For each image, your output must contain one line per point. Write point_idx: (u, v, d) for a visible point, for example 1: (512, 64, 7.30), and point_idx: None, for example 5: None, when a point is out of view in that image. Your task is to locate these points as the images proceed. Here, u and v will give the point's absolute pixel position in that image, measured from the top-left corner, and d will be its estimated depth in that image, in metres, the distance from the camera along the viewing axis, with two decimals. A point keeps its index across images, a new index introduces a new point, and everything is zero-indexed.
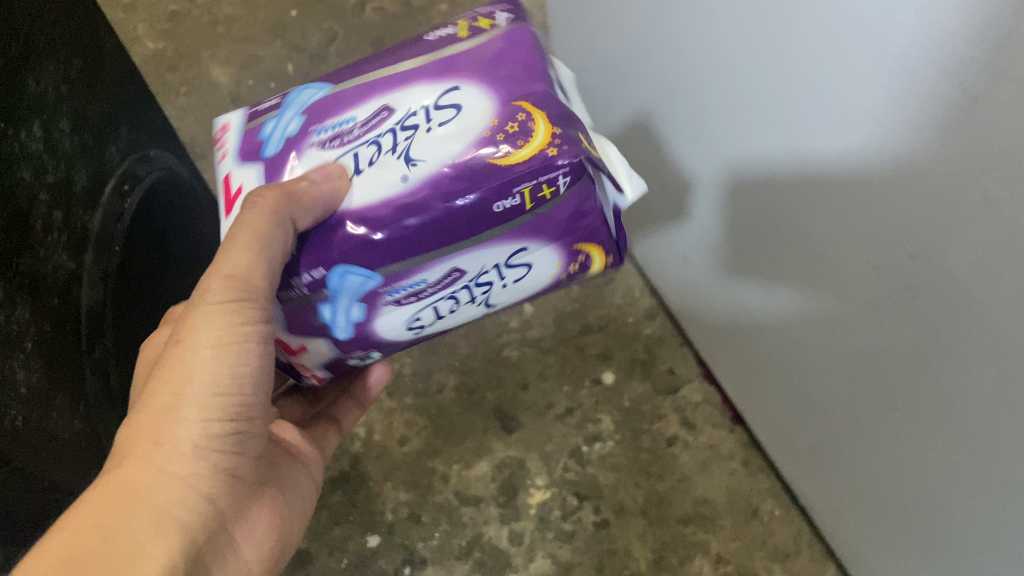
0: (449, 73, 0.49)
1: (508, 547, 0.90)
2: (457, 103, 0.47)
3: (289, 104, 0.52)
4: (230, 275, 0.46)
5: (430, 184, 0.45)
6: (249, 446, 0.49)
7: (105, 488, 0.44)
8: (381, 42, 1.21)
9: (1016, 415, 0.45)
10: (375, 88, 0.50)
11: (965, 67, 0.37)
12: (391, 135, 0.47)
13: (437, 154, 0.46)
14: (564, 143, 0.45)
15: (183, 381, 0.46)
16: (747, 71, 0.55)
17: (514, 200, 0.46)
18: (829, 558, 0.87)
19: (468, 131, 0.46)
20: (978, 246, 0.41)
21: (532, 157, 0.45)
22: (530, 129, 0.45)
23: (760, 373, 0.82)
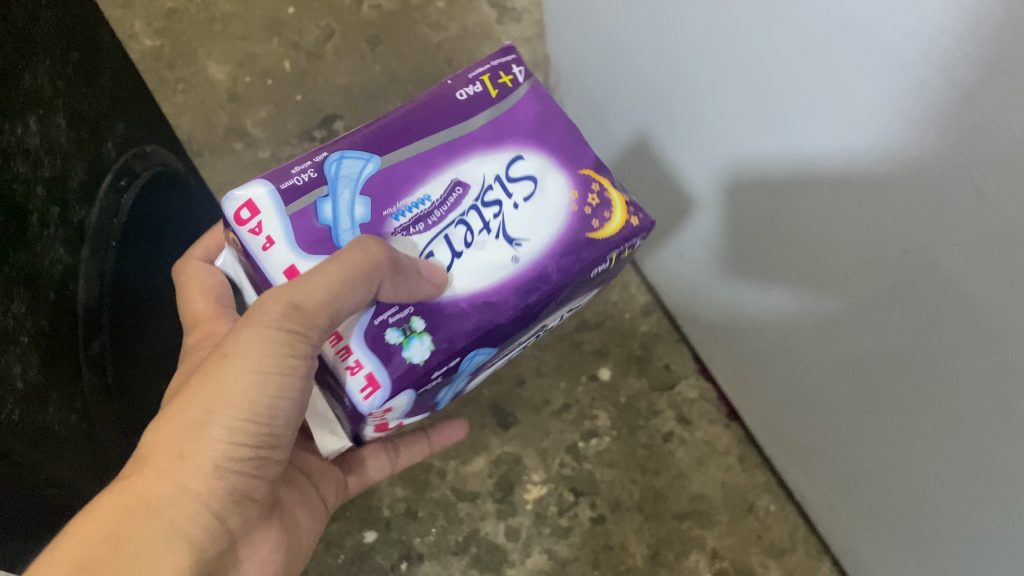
0: (504, 139, 0.51)
1: (505, 542, 0.90)
2: (534, 176, 0.51)
3: (334, 177, 0.48)
4: (296, 302, 0.43)
5: (541, 267, 0.48)
6: (268, 470, 0.48)
7: (119, 494, 0.44)
8: (378, 41, 1.21)
9: (1006, 408, 0.45)
10: (433, 160, 0.50)
11: (957, 62, 0.37)
12: (476, 213, 0.50)
13: (537, 233, 0.49)
14: (638, 213, 0.52)
15: (218, 401, 0.44)
16: (742, 68, 0.55)
17: (604, 264, 0.50)
18: (823, 554, 0.88)
19: (555, 208, 0.50)
20: (969, 241, 0.41)
21: (621, 227, 0.50)
22: (607, 198, 0.51)
23: (755, 369, 0.82)
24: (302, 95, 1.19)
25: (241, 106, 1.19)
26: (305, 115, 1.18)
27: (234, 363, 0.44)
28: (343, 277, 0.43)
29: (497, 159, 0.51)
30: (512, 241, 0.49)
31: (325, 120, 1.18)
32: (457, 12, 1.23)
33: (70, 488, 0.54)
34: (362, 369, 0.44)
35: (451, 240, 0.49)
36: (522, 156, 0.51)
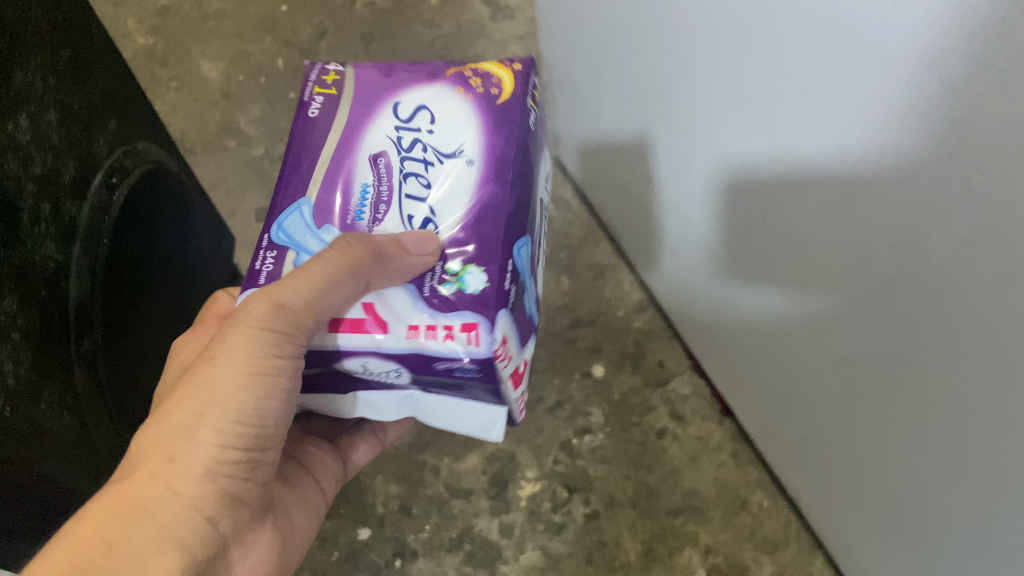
0: (383, 99, 0.52)
1: (499, 539, 0.90)
2: (423, 104, 0.52)
3: (298, 245, 0.49)
4: (279, 301, 0.44)
5: (492, 151, 0.50)
6: (259, 474, 0.48)
7: (112, 498, 0.44)
8: (371, 38, 1.21)
9: (995, 400, 0.45)
10: (339, 155, 0.51)
11: (942, 57, 0.37)
12: (419, 146, 0.51)
13: (461, 137, 0.51)
14: (514, 61, 0.53)
15: (206, 404, 0.45)
16: (732, 65, 0.55)
17: (529, 110, 0.53)
18: (817, 549, 0.88)
19: (458, 109, 0.51)
20: (957, 234, 0.42)
21: (512, 76, 0.52)
22: (485, 70, 0.53)
23: (747, 366, 0.82)
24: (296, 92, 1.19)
25: (234, 103, 1.18)
26: None
27: (221, 364, 0.45)
28: (325, 272, 0.44)
29: (390, 111, 0.52)
30: (455, 152, 0.50)
31: None
32: (450, 11, 1.23)
33: (61, 484, 0.55)
34: (454, 329, 0.45)
35: (413, 194, 0.50)
36: (400, 102, 0.52)
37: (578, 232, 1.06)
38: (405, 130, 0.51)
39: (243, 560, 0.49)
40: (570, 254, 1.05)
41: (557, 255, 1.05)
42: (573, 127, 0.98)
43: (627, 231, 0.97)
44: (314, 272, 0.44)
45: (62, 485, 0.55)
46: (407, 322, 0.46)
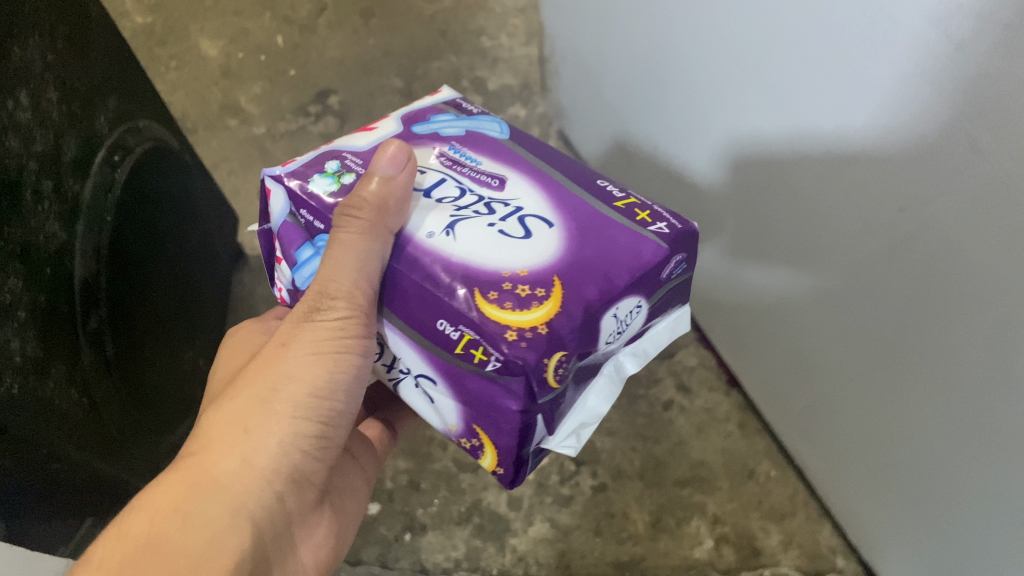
0: (565, 211, 0.46)
1: (508, 511, 0.90)
2: (529, 228, 0.44)
3: (476, 118, 0.53)
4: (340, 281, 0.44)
5: (421, 253, 0.43)
6: (329, 454, 0.49)
7: (185, 468, 0.44)
8: (371, 15, 1.21)
9: (1002, 365, 0.46)
10: (516, 164, 0.49)
11: (951, 13, 0.37)
12: (475, 198, 0.46)
13: (489, 241, 0.43)
14: (529, 337, 0.40)
15: (283, 378, 0.45)
16: (735, 29, 0.55)
17: (455, 333, 0.41)
18: (825, 517, 0.88)
19: (516, 253, 0.43)
20: (966, 196, 0.41)
21: (521, 325, 0.40)
22: (531, 304, 0.41)
23: (751, 337, 0.83)
24: (296, 70, 1.18)
25: (234, 82, 1.18)
26: (299, 90, 1.17)
27: (294, 344, 0.46)
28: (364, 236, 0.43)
29: (533, 198, 0.47)
30: (456, 219, 0.44)
31: (319, 93, 1.16)
32: None
33: (68, 460, 0.55)
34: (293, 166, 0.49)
35: (441, 184, 0.47)
36: (552, 225, 0.45)
37: None
38: (498, 197, 0.46)
39: (304, 541, 0.50)
40: None
41: None
42: (577, 100, 0.98)
43: None
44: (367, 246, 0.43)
45: (70, 463, 0.55)
46: (355, 136, 0.51)
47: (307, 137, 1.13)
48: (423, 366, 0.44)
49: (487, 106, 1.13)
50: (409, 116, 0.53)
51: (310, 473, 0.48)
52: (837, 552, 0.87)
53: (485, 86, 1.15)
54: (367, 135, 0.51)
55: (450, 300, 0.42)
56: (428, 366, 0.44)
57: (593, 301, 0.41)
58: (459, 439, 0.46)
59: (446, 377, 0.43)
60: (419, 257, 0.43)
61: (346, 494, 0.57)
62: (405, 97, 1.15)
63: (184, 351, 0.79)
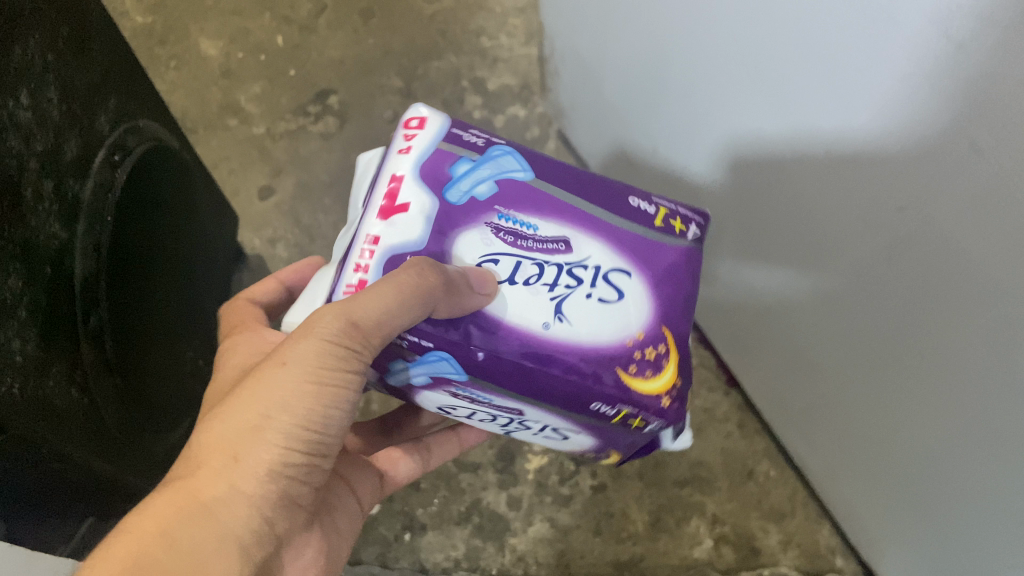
0: (628, 251, 0.50)
1: (507, 511, 0.90)
2: (620, 288, 0.48)
3: (491, 157, 0.50)
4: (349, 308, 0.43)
5: (551, 349, 0.46)
6: (316, 480, 0.47)
7: (174, 491, 0.42)
8: (371, 14, 1.21)
9: (1002, 365, 0.46)
10: (566, 214, 0.50)
11: (951, 15, 0.37)
12: (556, 270, 0.48)
13: (588, 320, 0.47)
14: (674, 399, 0.47)
15: (273, 405, 0.44)
16: (736, 33, 0.55)
17: (610, 409, 0.46)
18: (824, 517, 0.88)
19: (623, 324, 0.47)
20: (966, 196, 0.41)
21: (660, 388, 0.47)
22: (661, 363, 0.47)
23: (751, 336, 0.83)
24: (295, 69, 1.18)
25: (233, 81, 1.17)
26: (298, 90, 1.17)
27: (290, 368, 0.44)
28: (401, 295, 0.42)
29: (602, 250, 0.49)
30: (558, 305, 0.47)
31: (319, 93, 1.16)
32: None
33: (68, 460, 0.55)
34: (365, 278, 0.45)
35: (518, 266, 0.47)
36: (631, 275, 0.49)
37: None
38: (574, 260, 0.48)
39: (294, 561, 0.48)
40: None
41: None
42: (577, 100, 0.98)
43: None
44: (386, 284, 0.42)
45: (70, 462, 0.55)
46: (395, 224, 0.47)
47: (307, 137, 1.13)
48: (560, 424, 0.48)
49: (486, 107, 1.14)
50: (431, 179, 0.48)
51: (298, 501, 0.46)
52: (836, 552, 0.87)
53: (485, 86, 1.15)
54: (411, 216, 0.47)
55: (602, 386, 0.46)
56: (566, 425, 0.48)
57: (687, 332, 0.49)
58: (580, 450, 0.54)
59: (586, 431, 0.49)
60: (557, 354, 0.46)
61: (341, 513, 0.55)
62: (405, 97, 1.15)
63: (184, 350, 0.79)
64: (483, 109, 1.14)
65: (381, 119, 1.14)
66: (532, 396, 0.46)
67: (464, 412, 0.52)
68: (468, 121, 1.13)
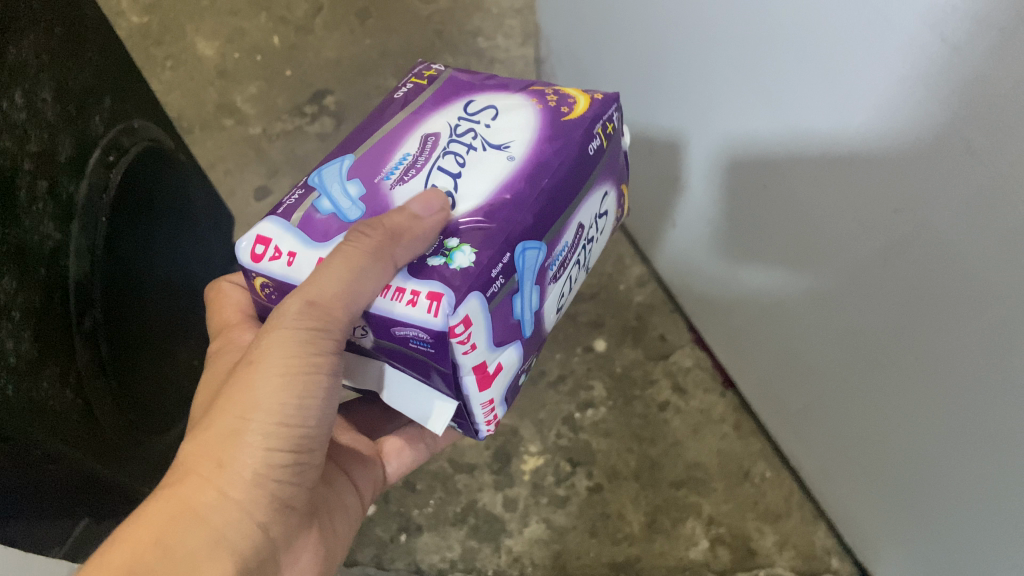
0: (450, 99, 0.51)
1: (503, 512, 0.90)
2: (490, 104, 0.50)
3: (322, 183, 0.47)
4: (312, 295, 0.42)
5: (531, 159, 0.46)
6: (308, 479, 0.47)
7: (163, 502, 0.42)
8: (368, 15, 1.21)
9: (999, 369, 0.46)
10: (401, 134, 0.49)
11: (946, 16, 0.37)
12: (455, 143, 0.48)
13: (513, 132, 0.48)
14: (598, 91, 0.51)
15: (253, 406, 0.43)
16: (732, 34, 0.55)
17: (597, 140, 0.49)
18: (820, 518, 0.88)
19: (518, 109, 0.49)
20: (962, 198, 0.41)
21: (590, 102, 0.50)
22: (568, 96, 0.51)
23: (747, 338, 0.83)
24: (291, 70, 1.18)
25: (230, 82, 1.17)
26: (295, 91, 1.17)
27: (262, 367, 0.44)
28: (350, 264, 0.41)
29: (443, 115, 0.50)
30: (493, 147, 0.47)
31: (315, 93, 1.16)
32: None
33: (63, 462, 0.55)
34: (422, 295, 0.41)
35: (446, 169, 0.47)
36: (472, 99, 0.51)
37: None
38: (455, 135, 0.49)
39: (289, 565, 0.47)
40: None
41: None
42: None
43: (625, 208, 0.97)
44: (346, 263, 0.41)
45: (66, 464, 0.55)
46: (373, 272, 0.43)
47: (303, 138, 1.13)
48: (593, 201, 0.50)
49: None
50: (327, 222, 0.45)
51: (292, 502, 0.46)
52: (832, 553, 0.87)
53: None
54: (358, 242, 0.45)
55: (575, 132, 0.47)
56: (597, 192, 0.50)
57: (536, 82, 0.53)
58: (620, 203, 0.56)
59: (603, 177, 0.51)
60: (541, 154, 0.46)
61: (338, 515, 0.55)
62: None
63: (180, 350, 0.79)
64: None
65: None
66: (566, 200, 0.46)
67: (568, 290, 0.52)
68: None
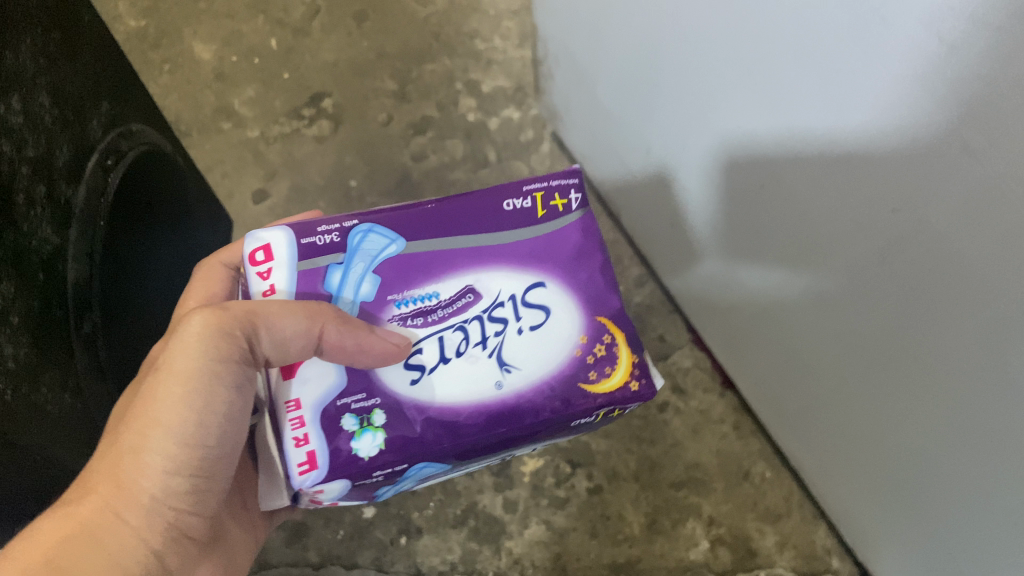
0: (530, 263, 0.54)
1: (503, 514, 0.90)
2: (545, 306, 0.54)
3: (355, 248, 0.52)
4: (231, 320, 0.48)
5: (513, 404, 0.51)
6: (206, 506, 0.51)
7: (59, 520, 0.46)
8: (365, 16, 1.20)
9: (998, 369, 0.46)
10: (458, 263, 0.53)
11: (943, 16, 0.37)
12: (478, 323, 0.53)
13: (528, 364, 0.52)
14: (642, 376, 0.53)
15: (151, 425, 0.47)
16: (729, 35, 0.55)
17: (591, 417, 0.52)
18: (820, 519, 0.88)
19: (558, 342, 0.53)
20: (959, 197, 0.41)
21: (619, 383, 0.52)
22: (614, 354, 0.53)
23: (747, 339, 0.83)
24: (289, 72, 1.18)
25: (227, 85, 1.17)
26: (293, 93, 1.16)
27: (165, 383, 0.48)
28: (290, 308, 0.48)
29: (508, 276, 0.53)
30: (502, 362, 0.52)
31: (312, 96, 1.16)
32: None
33: (62, 467, 0.55)
34: (307, 446, 0.48)
35: (442, 340, 0.52)
36: (545, 283, 0.54)
37: None
38: (489, 309, 0.53)
39: None
40: None
41: None
42: (572, 102, 0.97)
43: (625, 209, 0.97)
44: (278, 310, 0.47)
45: (65, 468, 0.55)
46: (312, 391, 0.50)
47: (301, 141, 1.13)
48: (551, 439, 0.54)
49: (480, 109, 1.14)
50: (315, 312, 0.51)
51: (187, 526, 0.50)
52: (831, 553, 0.87)
53: (479, 88, 1.15)
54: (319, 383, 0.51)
55: (554, 414, 0.51)
56: (554, 440, 0.54)
57: (614, 308, 0.55)
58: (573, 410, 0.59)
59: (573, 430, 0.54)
60: (522, 405, 0.51)
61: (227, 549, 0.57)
62: (399, 99, 1.15)
63: None
64: (477, 112, 1.14)
65: (375, 121, 1.14)
66: (502, 449, 0.51)
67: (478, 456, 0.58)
68: (463, 123, 1.14)
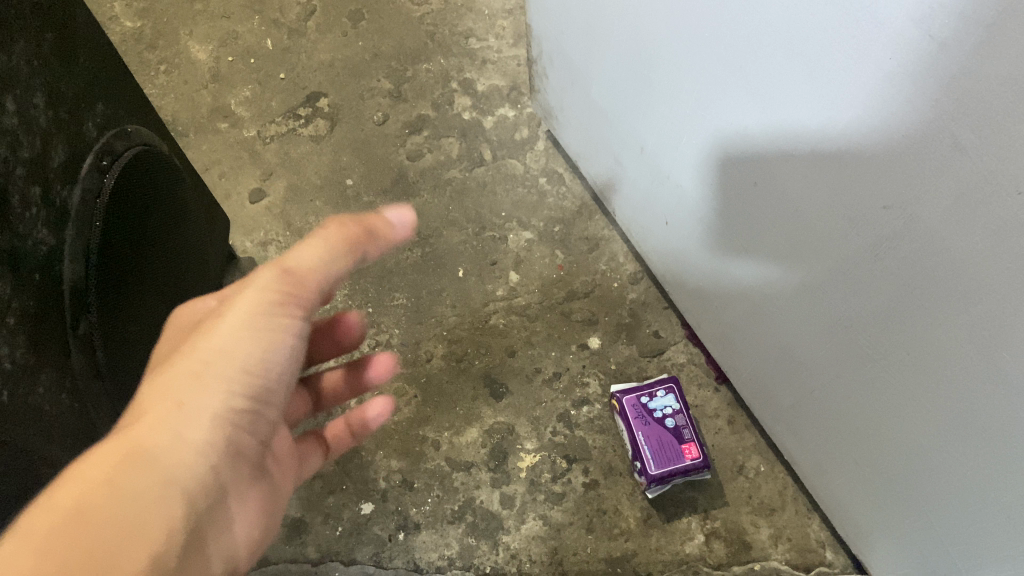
0: None
1: (500, 509, 0.91)
2: None
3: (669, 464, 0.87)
4: (285, 268, 0.48)
5: None
6: (255, 431, 0.50)
7: (117, 440, 0.43)
8: (360, 17, 1.22)
9: (989, 362, 0.47)
10: None
11: (932, 14, 0.38)
12: None
13: None
14: None
15: (210, 353, 0.46)
16: (721, 33, 0.56)
17: None
18: (813, 511, 0.90)
19: None
20: (950, 194, 0.42)
21: None
22: None
23: (739, 334, 0.83)
24: (285, 72, 1.18)
25: (224, 85, 1.18)
26: (288, 92, 1.17)
27: (224, 319, 0.47)
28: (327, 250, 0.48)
29: None
30: None
31: (309, 96, 1.17)
32: None
33: (59, 465, 0.56)
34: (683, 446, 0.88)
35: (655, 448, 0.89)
36: None
37: (571, 205, 1.08)
38: None
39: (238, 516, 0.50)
40: (563, 228, 1.07)
41: (550, 229, 1.06)
42: (565, 99, 0.98)
43: (620, 205, 0.98)
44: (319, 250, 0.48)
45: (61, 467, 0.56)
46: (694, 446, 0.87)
47: (297, 140, 1.14)
48: None
49: (475, 108, 1.15)
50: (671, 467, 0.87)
51: (239, 449, 0.49)
52: (825, 546, 0.89)
53: (474, 87, 1.16)
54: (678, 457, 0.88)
55: None
56: None
57: None
58: None
59: None
60: None
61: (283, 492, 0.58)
62: (395, 99, 1.16)
63: None
64: (472, 111, 1.15)
65: (371, 121, 1.14)
66: None
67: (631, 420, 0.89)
68: (458, 122, 1.14)
